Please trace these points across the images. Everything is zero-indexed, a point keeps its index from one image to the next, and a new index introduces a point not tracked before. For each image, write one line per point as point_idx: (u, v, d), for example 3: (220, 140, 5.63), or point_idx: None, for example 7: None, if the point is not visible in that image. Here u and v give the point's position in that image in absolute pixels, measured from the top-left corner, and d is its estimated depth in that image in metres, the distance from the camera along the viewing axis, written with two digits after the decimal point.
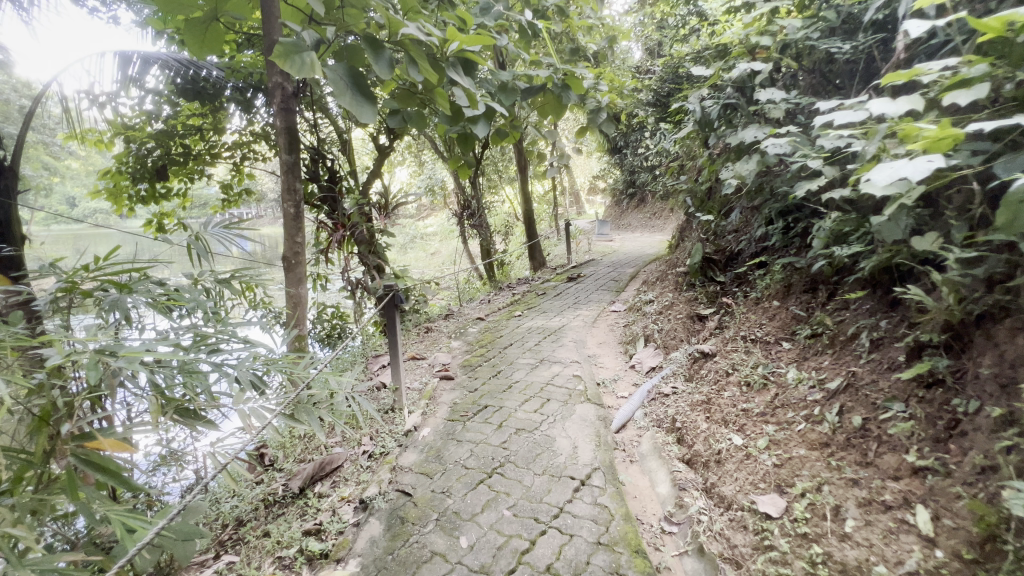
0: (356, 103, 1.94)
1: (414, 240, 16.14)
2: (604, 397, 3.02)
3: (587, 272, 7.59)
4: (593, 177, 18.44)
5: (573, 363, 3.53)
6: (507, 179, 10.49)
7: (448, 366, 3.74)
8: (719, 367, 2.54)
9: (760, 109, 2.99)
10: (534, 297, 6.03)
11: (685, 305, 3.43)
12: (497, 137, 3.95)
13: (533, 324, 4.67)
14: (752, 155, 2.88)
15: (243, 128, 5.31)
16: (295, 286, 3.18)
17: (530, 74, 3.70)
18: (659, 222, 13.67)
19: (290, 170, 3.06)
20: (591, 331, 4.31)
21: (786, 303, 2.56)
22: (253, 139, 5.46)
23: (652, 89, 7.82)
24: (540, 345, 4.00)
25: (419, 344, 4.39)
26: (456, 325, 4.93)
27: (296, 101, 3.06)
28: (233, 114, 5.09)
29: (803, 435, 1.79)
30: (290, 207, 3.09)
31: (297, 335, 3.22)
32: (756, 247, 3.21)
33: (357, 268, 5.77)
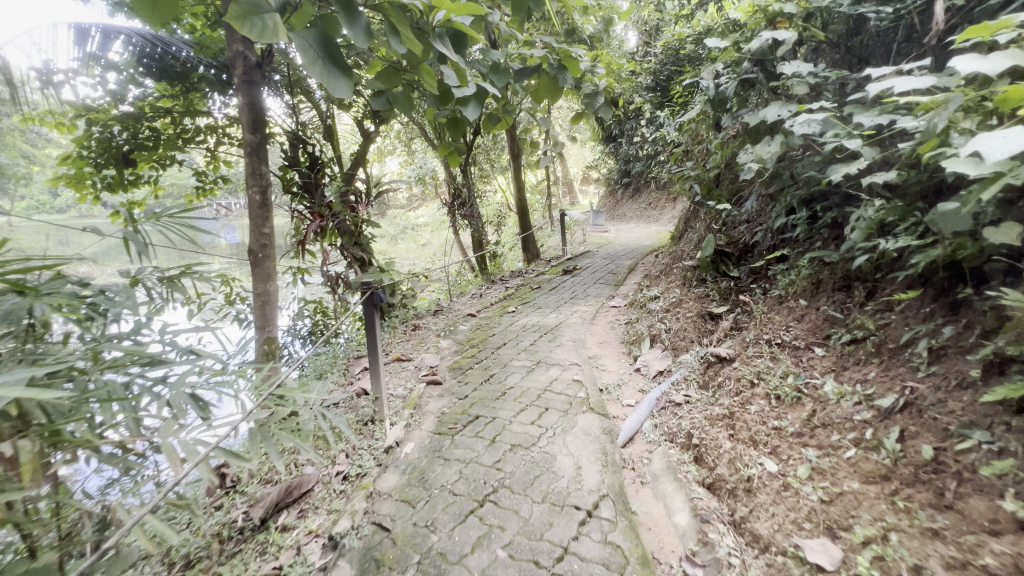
0: (325, 74, 1.46)
1: (405, 231, 15.80)
2: (608, 405, 2.72)
3: (582, 264, 7.31)
4: (586, 167, 18.11)
5: (573, 366, 3.24)
6: (500, 168, 10.15)
7: (436, 369, 3.44)
8: (740, 375, 2.25)
9: (783, 85, 2.68)
10: (528, 291, 5.72)
11: (694, 303, 3.15)
12: (490, 121, 3.63)
13: (529, 321, 4.36)
14: (775, 136, 2.58)
15: (219, 111, 4.87)
16: (264, 282, 2.84)
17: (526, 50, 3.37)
18: (655, 212, 13.43)
19: (255, 151, 2.71)
20: (591, 330, 4.02)
21: (814, 303, 2.27)
22: (230, 123, 5.03)
23: (650, 73, 7.49)
24: (537, 345, 3.70)
25: (406, 344, 4.08)
26: (446, 322, 4.62)
27: (260, 74, 2.71)
28: (209, 95, 4.65)
29: (854, 465, 1.51)
30: (255, 194, 2.74)
31: (266, 337, 2.89)
32: (774, 239, 2.92)
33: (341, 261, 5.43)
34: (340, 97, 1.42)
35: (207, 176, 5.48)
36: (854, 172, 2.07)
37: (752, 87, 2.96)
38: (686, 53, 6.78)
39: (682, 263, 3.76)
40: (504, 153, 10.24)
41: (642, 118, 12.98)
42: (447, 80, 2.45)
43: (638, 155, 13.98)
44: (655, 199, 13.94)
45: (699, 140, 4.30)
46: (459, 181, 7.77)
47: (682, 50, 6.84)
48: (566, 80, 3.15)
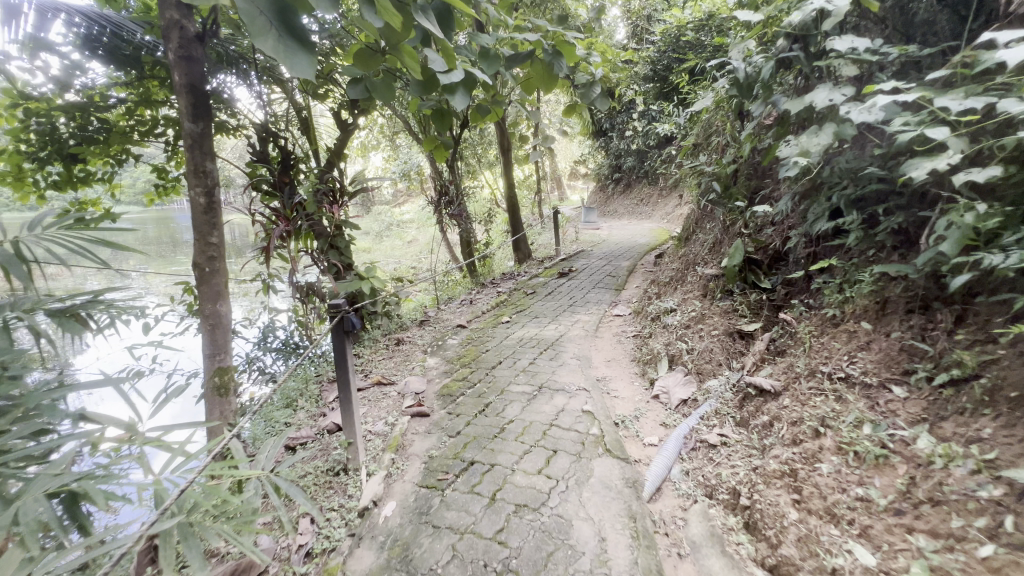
0: (283, 48, 0.94)
1: (390, 228, 15.27)
2: (627, 444, 2.30)
3: (578, 265, 6.89)
4: (575, 161, 17.70)
5: (581, 392, 2.82)
6: (488, 164, 9.68)
7: (423, 395, 2.99)
8: (794, 416, 1.84)
9: (829, 64, 2.27)
10: (523, 297, 5.28)
11: (719, 319, 2.74)
12: (479, 114, 3.20)
13: (526, 334, 3.92)
14: (823, 125, 2.17)
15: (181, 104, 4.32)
16: (213, 302, 2.36)
17: (516, 38, 2.96)
18: (648, 208, 13.09)
19: (197, 143, 2.22)
20: (596, 345, 3.61)
21: (883, 327, 1.87)
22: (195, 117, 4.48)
23: (648, 62, 7.08)
24: (539, 364, 3.27)
25: (388, 364, 3.61)
26: (434, 335, 4.16)
27: (203, 48, 2.21)
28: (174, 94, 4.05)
29: (997, 571, 1.10)
30: (198, 196, 2.26)
31: (217, 368, 2.41)
32: (813, 245, 2.53)
33: (317, 266, 4.94)
34: (299, 76, 0.90)
35: (168, 174, 4.92)
36: (942, 168, 1.66)
37: (788, 70, 2.55)
38: (686, 40, 6.38)
39: (698, 270, 3.36)
40: (492, 147, 9.76)
41: (633, 111, 12.61)
42: (432, 63, 1.96)
43: (629, 150, 13.61)
44: (647, 194, 13.60)
45: (714, 133, 3.91)
46: (446, 177, 7.29)
47: (681, 37, 6.44)
48: (560, 69, 2.71)
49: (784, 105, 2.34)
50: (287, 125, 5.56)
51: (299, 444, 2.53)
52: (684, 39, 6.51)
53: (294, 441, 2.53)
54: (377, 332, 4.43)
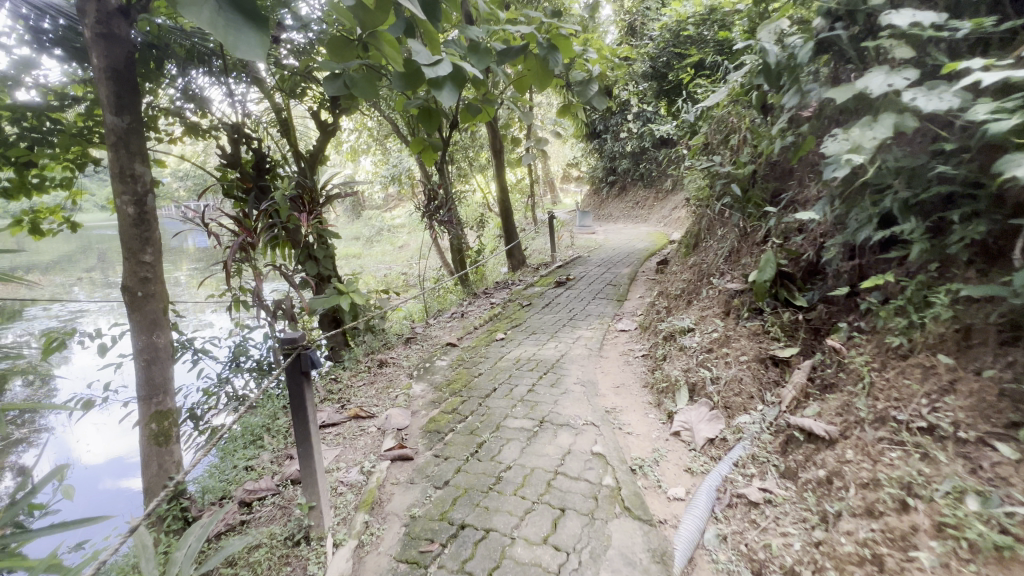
0: (223, 22, 0.71)
1: (379, 234, 14.82)
2: (648, 498, 1.92)
3: (575, 273, 6.53)
4: (568, 165, 17.38)
5: (589, 428, 2.43)
6: (479, 167, 9.31)
7: (406, 432, 2.60)
8: (865, 477, 1.48)
9: (879, 45, 1.93)
10: (518, 309, 4.90)
11: (747, 342, 2.38)
12: (469, 113, 2.84)
13: (524, 354, 3.54)
14: (879, 116, 1.82)
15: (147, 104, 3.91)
16: (148, 332, 1.95)
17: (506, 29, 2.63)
18: (643, 211, 12.78)
19: (123, 141, 1.82)
20: (602, 367, 3.23)
21: (970, 363, 1.50)
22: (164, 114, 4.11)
23: (648, 58, 6.76)
24: (539, 391, 2.89)
25: (369, 392, 3.21)
26: (421, 355, 3.77)
27: (129, 23, 1.80)
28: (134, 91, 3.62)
29: None
30: (126, 205, 1.86)
31: (154, 413, 1.99)
32: (858, 256, 2.17)
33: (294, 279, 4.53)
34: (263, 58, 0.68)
35: None
36: None
37: (826, 55, 2.20)
38: (686, 35, 6.06)
39: (717, 284, 3.00)
40: (483, 149, 9.39)
41: (628, 112, 12.31)
42: (417, 57, 1.67)
43: (624, 152, 13.30)
44: (642, 197, 13.32)
45: (729, 131, 3.56)
46: (435, 181, 6.91)
47: (681, 32, 6.13)
48: (556, 65, 2.38)
49: (827, 94, 1.99)
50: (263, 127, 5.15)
51: (257, 499, 2.14)
52: (684, 35, 6.20)
53: (251, 494, 2.14)
54: (358, 352, 4.02)
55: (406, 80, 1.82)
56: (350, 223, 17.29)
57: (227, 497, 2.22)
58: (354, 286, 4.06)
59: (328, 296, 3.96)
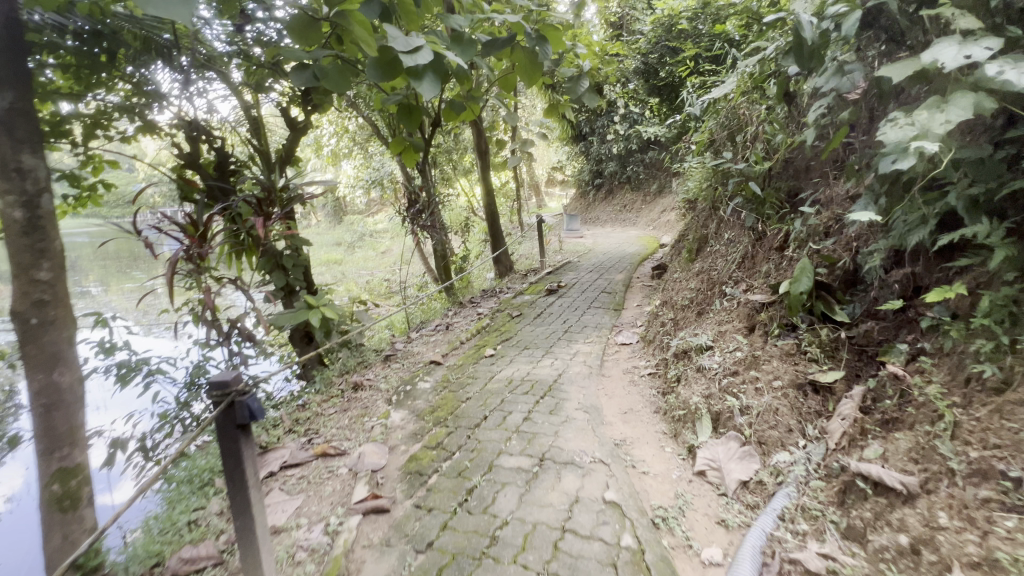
0: None
1: (361, 239, 14.38)
2: (679, 564, 1.57)
3: (566, 279, 6.19)
4: (553, 168, 17.13)
5: (598, 467, 2.07)
6: (463, 170, 8.94)
7: (382, 473, 2.21)
8: (974, 555, 1.15)
9: (941, 14, 1.62)
10: (507, 320, 4.54)
11: (781, 364, 2.04)
12: (453, 113, 2.86)
13: (517, 374, 3.17)
14: (949, 96, 1.50)
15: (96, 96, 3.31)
16: (46, 370, 1.53)
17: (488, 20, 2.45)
18: (632, 214, 12.57)
19: (5, 124, 1.43)
20: (606, 389, 2.87)
21: None
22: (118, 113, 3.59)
23: (639, 54, 6.48)
24: (537, 419, 2.52)
25: (341, 423, 2.80)
26: (401, 376, 3.37)
27: None
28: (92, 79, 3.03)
29: None
30: (11, 208, 1.45)
31: (56, 471, 1.56)
32: (910, 263, 1.86)
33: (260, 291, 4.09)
34: None
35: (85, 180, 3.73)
36: None
37: (867, 30, 1.90)
38: (679, 30, 5.78)
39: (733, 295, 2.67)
40: (467, 152, 9.03)
41: (615, 113, 12.07)
42: (395, 42, 1.80)
43: (611, 154, 13.06)
44: (630, 200, 13.09)
45: (738, 126, 3.25)
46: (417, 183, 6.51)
47: (674, 27, 5.86)
48: (546, 56, 2.32)
49: (880, 73, 1.67)
50: (229, 128, 4.74)
51: (194, 571, 1.77)
52: (677, 30, 5.92)
53: (187, 565, 1.77)
54: (331, 373, 3.61)
55: (382, 71, 2.03)
56: (331, 229, 16.76)
57: (159, 566, 1.82)
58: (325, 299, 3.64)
59: (295, 311, 3.53)
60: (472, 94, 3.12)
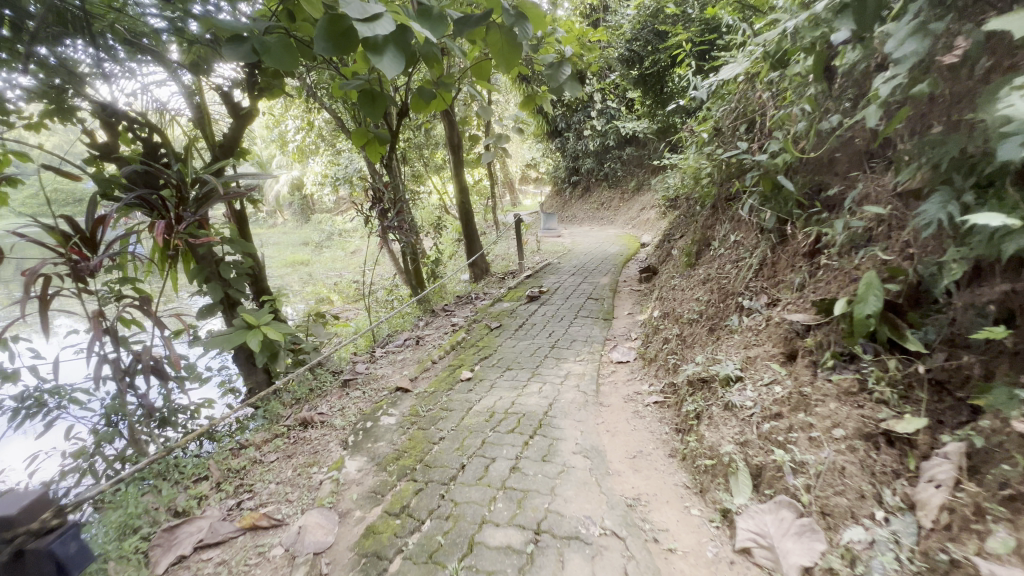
0: None
1: (328, 239, 13.61)
2: None
3: (548, 284, 5.72)
4: (527, 166, 16.66)
5: (609, 544, 1.60)
6: (434, 166, 8.36)
7: (328, 559, 1.68)
8: None
9: None
10: (486, 334, 4.04)
11: (840, 407, 1.60)
12: (420, 99, 2.40)
13: (500, 405, 2.67)
14: None
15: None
16: None
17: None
18: (610, 213, 12.23)
19: None
20: (606, 424, 2.40)
21: None
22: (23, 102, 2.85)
23: (623, 40, 6.04)
24: (528, 470, 2.03)
25: (283, 477, 2.25)
26: (362, 407, 2.84)
27: None
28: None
29: None
30: None
31: None
32: (1012, 280, 1.39)
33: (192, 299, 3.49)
34: None
35: None
36: None
37: None
38: (668, 14, 5.37)
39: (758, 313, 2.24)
40: (438, 147, 8.49)
41: (592, 108, 11.68)
42: (345, 7, 1.34)
43: (588, 150, 12.68)
44: (607, 198, 12.75)
45: (751, 113, 2.84)
46: (384, 180, 5.95)
47: (662, 10, 5.44)
48: (527, 37, 1.85)
49: (992, 22, 1.24)
50: (166, 120, 4.01)
51: None
52: (663, 14, 5.51)
53: None
54: (277, 403, 3.04)
55: (334, 44, 1.48)
56: (295, 229, 15.88)
57: None
58: (267, 317, 2.99)
59: (228, 332, 2.88)
60: (444, 79, 2.60)
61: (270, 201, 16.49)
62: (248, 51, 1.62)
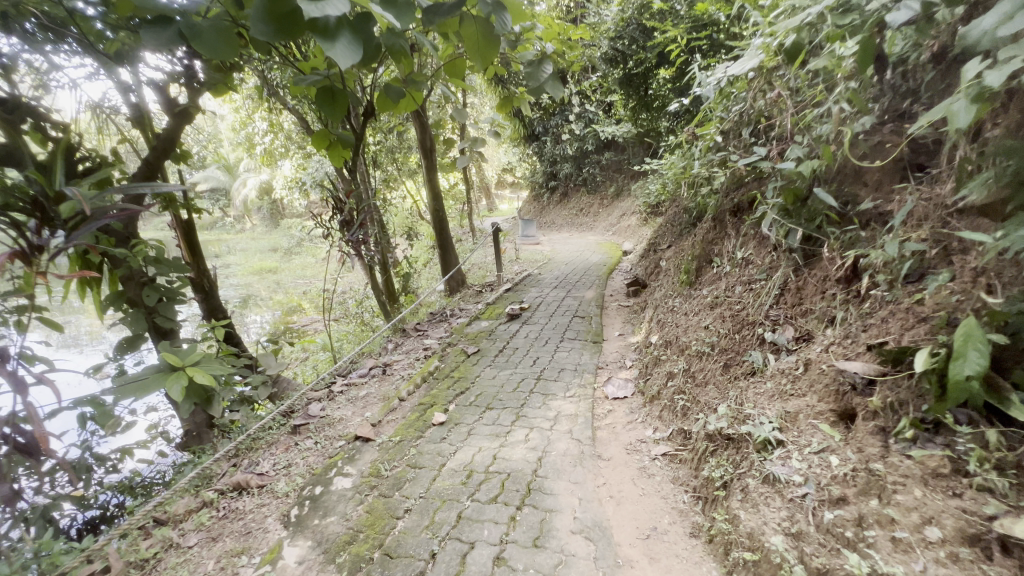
0: None
1: (295, 246, 12.93)
2: None
3: (529, 298, 5.31)
4: (504, 170, 16.27)
5: None
6: (406, 170, 7.88)
7: None
8: None
9: None
10: (462, 361, 3.58)
11: (926, 495, 1.20)
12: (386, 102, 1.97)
13: (479, 461, 2.23)
14: None
15: None
16: None
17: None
18: (589, 219, 11.93)
19: None
20: (609, 487, 1.98)
21: None
22: None
23: (606, 38, 5.69)
24: (517, 564, 1.60)
25: (202, 573, 1.74)
26: (312, 464, 2.35)
27: None
28: None
29: None
30: None
31: None
32: None
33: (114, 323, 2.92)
34: None
35: None
36: None
37: None
38: (655, 10, 5.04)
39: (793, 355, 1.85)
40: (410, 151, 8.01)
41: (570, 111, 11.34)
42: None
43: (566, 155, 12.36)
44: (586, 204, 12.45)
45: (764, 114, 2.48)
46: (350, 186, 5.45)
47: (649, 5, 5.09)
48: (504, 30, 1.47)
49: None
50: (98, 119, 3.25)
51: None
52: (649, 11, 5.18)
53: None
54: None
55: (275, 28, 1.05)
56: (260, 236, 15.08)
57: None
58: (194, 356, 2.39)
59: (144, 375, 2.30)
60: (413, 76, 2.17)
61: (237, 206, 15.70)
62: (169, 36, 1.11)
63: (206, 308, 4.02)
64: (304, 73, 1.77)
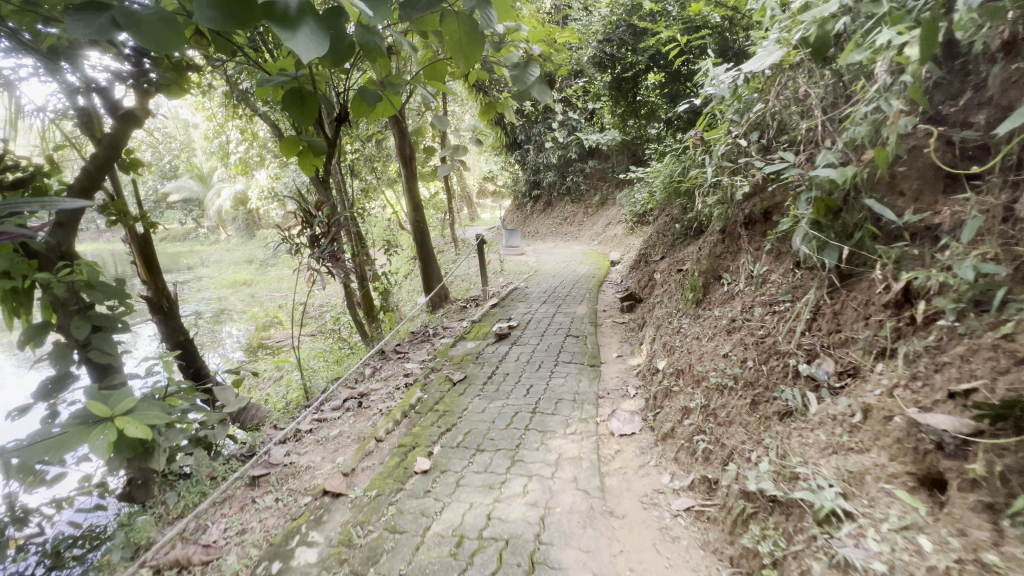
0: None
1: (269, 259, 12.38)
2: None
3: (517, 315, 4.98)
4: (485, 179, 16.00)
5: None
6: (384, 180, 7.52)
7: None
8: None
9: None
10: (447, 390, 3.23)
11: None
12: (363, 104, 1.65)
13: (471, 522, 1.88)
14: None
15: None
16: None
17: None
18: (573, 228, 11.70)
19: None
20: (627, 557, 1.66)
21: None
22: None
23: (593, 42, 5.46)
24: None
25: None
26: (272, 530, 1.98)
27: None
28: None
29: None
30: None
31: None
32: None
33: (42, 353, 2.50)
34: None
35: None
36: None
37: None
38: (645, 12, 4.82)
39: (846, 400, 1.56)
40: (389, 160, 7.66)
41: (553, 119, 11.13)
42: None
43: (549, 163, 12.15)
44: (570, 213, 12.23)
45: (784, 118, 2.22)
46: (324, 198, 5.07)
47: (638, 7, 4.87)
48: (489, 29, 1.16)
49: None
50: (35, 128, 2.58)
51: None
52: (639, 13, 4.96)
53: None
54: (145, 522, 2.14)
55: (225, 13, 0.85)
56: (232, 248, 14.47)
57: None
58: (127, 404, 1.97)
59: (64, 430, 1.88)
60: (389, 76, 1.84)
61: (209, 218, 15.05)
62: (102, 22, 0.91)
63: (165, 332, 3.59)
64: (271, 75, 1.49)
